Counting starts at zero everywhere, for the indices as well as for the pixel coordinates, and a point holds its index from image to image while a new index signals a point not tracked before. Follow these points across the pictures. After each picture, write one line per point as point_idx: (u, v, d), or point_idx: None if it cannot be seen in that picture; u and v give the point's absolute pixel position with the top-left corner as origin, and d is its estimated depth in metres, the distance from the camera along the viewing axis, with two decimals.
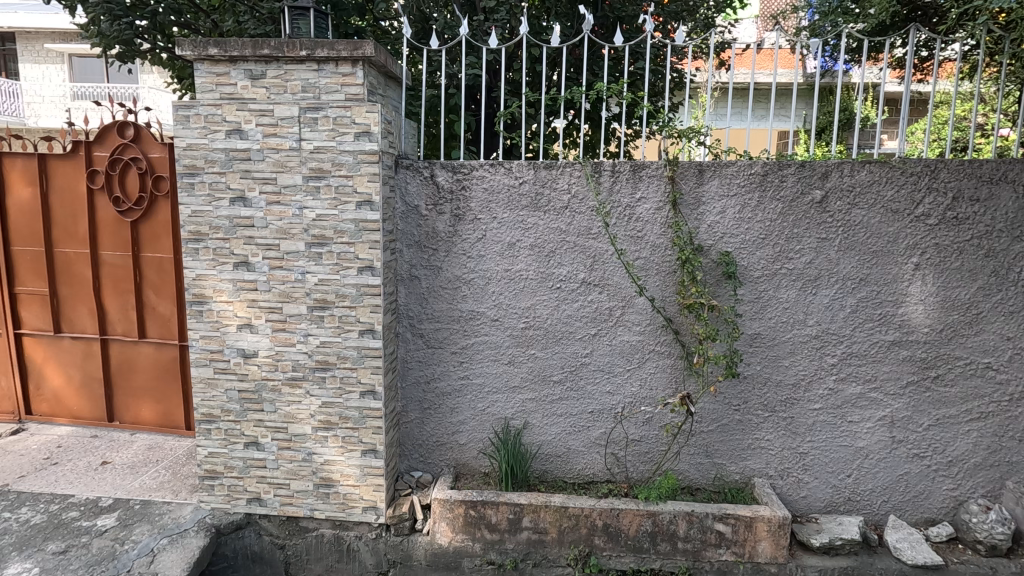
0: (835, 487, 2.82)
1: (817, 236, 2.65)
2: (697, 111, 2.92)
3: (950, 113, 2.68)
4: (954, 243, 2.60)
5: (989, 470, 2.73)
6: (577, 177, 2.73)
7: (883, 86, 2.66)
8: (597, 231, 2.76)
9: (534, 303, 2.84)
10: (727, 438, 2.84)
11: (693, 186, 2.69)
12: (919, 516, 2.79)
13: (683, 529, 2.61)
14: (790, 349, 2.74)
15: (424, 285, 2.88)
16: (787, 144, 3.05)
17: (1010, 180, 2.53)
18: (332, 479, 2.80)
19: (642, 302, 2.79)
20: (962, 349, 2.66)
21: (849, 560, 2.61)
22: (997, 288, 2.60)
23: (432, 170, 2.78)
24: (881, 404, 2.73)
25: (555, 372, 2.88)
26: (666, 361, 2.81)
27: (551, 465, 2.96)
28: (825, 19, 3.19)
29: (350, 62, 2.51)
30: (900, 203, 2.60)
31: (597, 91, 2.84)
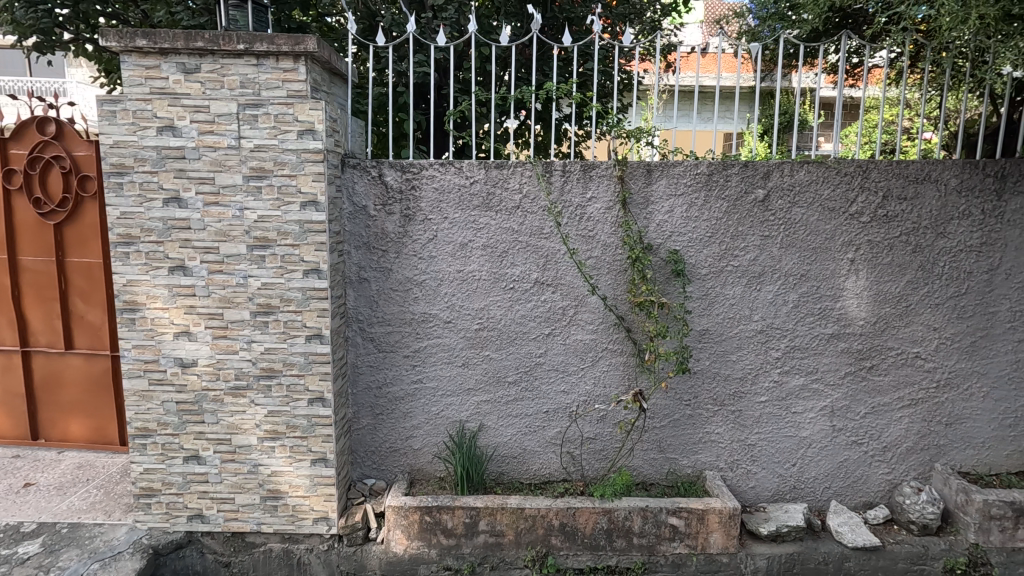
0: (782, 477, 2.91)
1: (760, 234, 2.74)
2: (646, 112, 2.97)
3: (878, 116, 2.86)
4: (885, 239, 2.73)
5: (919, 454, 2.89)
6: (528, 177, 2.73)
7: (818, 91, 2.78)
8: (549, 231, 2.76)
9: (487, 304, 2.81)
10: (679, 433, 2.89)
11: (642, 186, 2.73)
12: (859, 500, 2.92)
13: (638, 524, 2.64)
14: (736, 344, 2.82)
15: (374, 288, 2.80)
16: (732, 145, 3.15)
17: (933, 180, 2.69)
18: (280, 491, 2.69)
19: (595, 301, 2.81)
20: (894, 340, 2.80)
21: (795, 546, 2.70)
22: (924, 282, 2.76)
23: (380, 169, 2.71)
24: (822, 394, 2.84)
25: (509, 373, 2.86)
26: (619, 359, 2.84)
27: (507, 466, 2.94)
28: (763, 25, 3.31)
29: (292, 57, 2.41)
30: (836, 202, 2.71)
31: (547, 91, 2.84)
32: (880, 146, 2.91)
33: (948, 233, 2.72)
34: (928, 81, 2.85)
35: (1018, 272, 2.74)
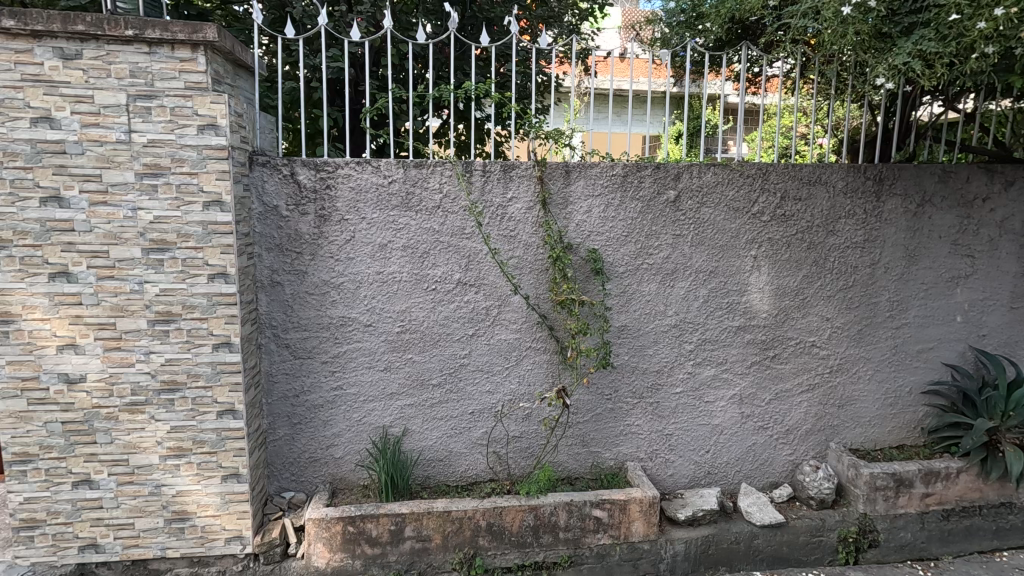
0: (697, 463, 3.07)
1: (672, 233, 2.87)
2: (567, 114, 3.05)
3: (776, 124, 3.11)
4: (784, 237, 2.94)
5: (817, 435, 3.14)
6: (448, 177, 2.70)
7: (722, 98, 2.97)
8: (470, 231, 2.74)
9: (409, 306, 2.76)
10: (601, 427, 2.97)
11: (561, 186, 2.78)
12: (765, 481, 3.13)
13: (563, 519, 2.69)
14: (653, 338, 2.93)
15: (288, 291, 2.67)
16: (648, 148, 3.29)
17: (824, 182, 2.92)
18: (186, 511, 2.50)
19: (517, 301, 2.83)
20: (793, 330, 3.02)
21: (709, 528, 2.84)
22: (818, 276, 2.99)
23: (291, 167, 2.59)
24: (731, 383, 3.02)
25: (433, 376, 2.83)
26: (542, 357, 2.88)
27: (433, 470, 2.90)
28: (673, 33, 3.47)
29: (189, 46, 2.25)
30: (740, 202, 2.89)
31: (466, 90, 2.82)
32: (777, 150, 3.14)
33: (837, 230, 2.97)
34: (818, 90, 3.10)
35: (895, 266, 3.04)
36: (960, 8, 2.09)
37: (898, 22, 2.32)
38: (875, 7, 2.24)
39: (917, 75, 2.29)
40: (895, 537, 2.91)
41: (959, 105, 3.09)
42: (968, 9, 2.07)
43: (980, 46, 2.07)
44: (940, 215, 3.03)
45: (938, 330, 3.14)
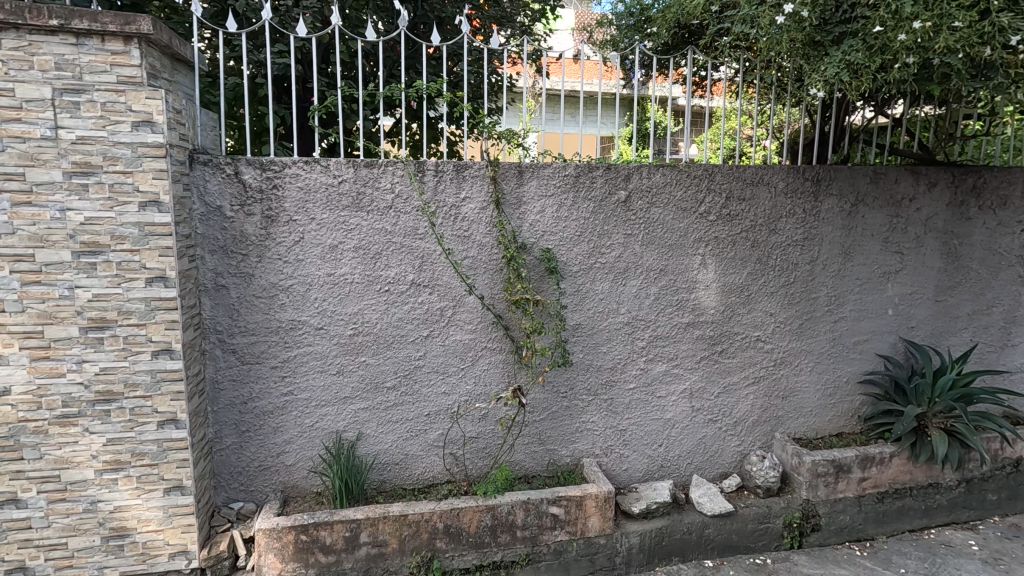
0: (650, 457, 3.14)
1: (624, 233, 2.93)
2: (525, 115, 3.08)
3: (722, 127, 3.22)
4: (729, 236, 3.05)
5: (763, 425, 3.27)
6: (400, 176, 2.66)
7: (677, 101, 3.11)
8: (423, 231, 2.72)
9: (362, 308, 2.71)
10: (557, 425, 3.00)
11: (514, 186, 2.79)
12: (716, 472, 3.24)
13: (521, 517, 2.70)
14: (606, 335, 2.98)
15: (234, 295, 2.58)
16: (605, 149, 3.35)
17: (766, 183, 3.04)
18: (126, 527, 2.38)
19: (472, 301, 2.82)
20: (739, 325, 3.13)
21: (663, 520, 2.92)
22: (762, 273, 3.11)
23: (235, 166, 2.50)
24: (682, 378, 3.11)
25: (387, 379, 2.79)
26: (498, 357, 2.88)
27: (389, 473, 2.86)
28: (623, 35, 3.54)
29: (121, 39, 2.14)
30: (688, 203, 2.97)
31: (417, 89, 2.79)
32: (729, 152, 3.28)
33: (779, 229, 3.10)
34: (760, 94, 3.22)
35: (832, 263, 3.19)
36: (882, 21, 2.21)
37: (829, 31, 2.41)
38: (806, 17, 2.36)
39: (845, 83, 2.41)
40: (836, 520, 3.06)
41: (888, 110, 3.28)
42: (890, 22, 2.19)
43: (902, 56, 2.18)
44: (872, 214, 3.20)
45: (871, 323, 3.33)
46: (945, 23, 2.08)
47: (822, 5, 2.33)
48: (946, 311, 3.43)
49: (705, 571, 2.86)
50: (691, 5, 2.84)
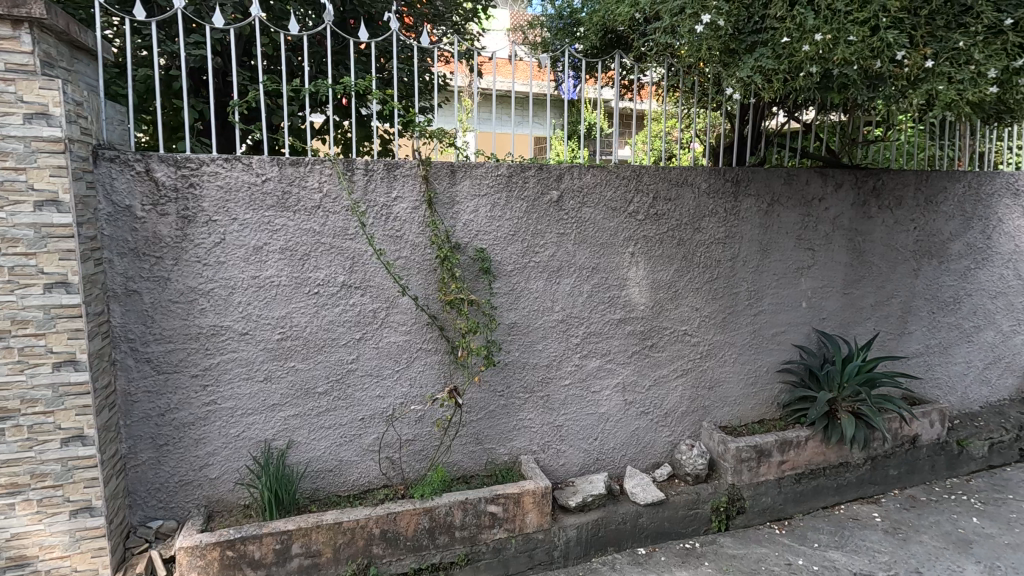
0: (586, 451, 3.21)
1: (557, 232, 2.98)
2: (464, 114, 3.09)
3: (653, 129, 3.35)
4: (657, 234, 3.16)
5: (691, 415, 3.41)
6: (328, 175, 2.59)
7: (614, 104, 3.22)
8: (354, 231, 2.66)
9: (289, 312, 2.61)
10: (494, 424, 3.02)
11: (447, 185, 2.78)
12: (648, 462, 3.35)
13: (459, 518, 2.69)
14: (542, 333, 3.02)
15: (147, 301, 2.42)
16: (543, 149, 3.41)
17: (690, 184, 3.18)
18: (26, 556, 2.18)
19: (406, 302, 2.78)
20: (668, 320, 3.26)
21: (599, 512, 2.99)
22: (688, 270, 3.25)
23: (146, 163, 2.34)
24: (615, 372, 3.20)
25: (319, 384, 2.70)
26: (433, 358, 2.86)
27: (322, 481, 2.77)
28: (555, 38, 3.59)
29: (10, 23, 1.96)
30: (617, 203, 3.06)
31: (345, 86, 2.72)
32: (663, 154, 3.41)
33: (703, 228, 3.25)
34: (683, 99, 3.37)
35: (751, 259, 3.38)
36: (789, 32, 2.36)
37: (742, 40, 2.55)
38: (722, 27, 2.48)
39: (758, 88, 2.56)
40: (758, 502, 3.25)
41: (798, 115, 3.56)
42: (795, 33, 2.34)
43: (807, 66, 2.33)
44: (786, 214, 3.42)
45: (788, 315, 3.55)
46: (841, 37, 2.24)
47: (736, 15, 2.47)
48: (852, 303, 3.71)
49: (639, 559, 2.95)
50: (617, 12, 2.92)
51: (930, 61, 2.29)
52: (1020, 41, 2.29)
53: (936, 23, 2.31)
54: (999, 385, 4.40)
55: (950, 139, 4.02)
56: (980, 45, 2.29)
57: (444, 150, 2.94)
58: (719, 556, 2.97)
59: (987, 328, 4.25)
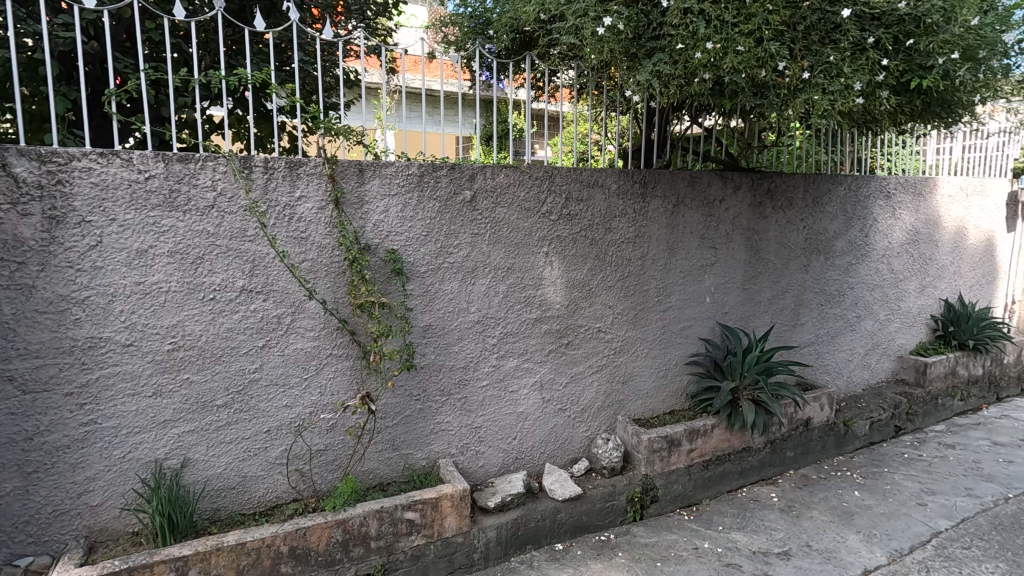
0: (505, 451, 3.22)
1: (471, 232, 2.96)
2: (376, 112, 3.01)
3: (573, 130, 3.42)
4: (570, 234, 3.22)
5: (607, 410, 3.51)
6: (222, 173, 2.42)
7: (528, 104, 3.25)
8: (253, 233, 2.50)
9: (181, 320, 2.42)
10: (411, 428, 2.96)
11: (355, 185, 2.68)
12: (566, 458, 3.41)
13: (374, 528, 2.61)
14: (458, 335, 2.99)
15: (7, 312, 2.14)
16: (460, 148, 3.38)
17: (601, 185, 3.27)
18: None
19: (313, 306, 2.66)
20: (583, 319, 3.33)
21: (518, 510, 3.00)
22: (601, 269, 3.34)
23: (2, 156, 2.08)
24: (532, 371, 3.23)
25: (217, 397, 2.52)
26: (345, 363, 2.76)
27: (224, 500, 2.58)
28: (467, 36, 3.58)
29: None
30: (531, 203, 3.09)
31: (239, 78, 2.55)
32: (578, 155, 3.49)
33: (613, 228, 3.35)
34: (593, 102, 3.45)
35: (660, 258, 3.53)
36: (683, 39, 2.49)
37: (642, 45, 2.66)
38: (621, 31, 2.58)
39: (657, 92, 2.67)
40: (670, 490, 3.39)
41: (700, 120, 3.75)
42: (689, 41, 2.47)
43: (701, 72, 2.47)
44: (691, 214, 3.59)
45: (694, 310, 3.74)
46: (730, 46, 2.39)
47: (635, 20, 2.60)
48: (751, 297, 3.97)
49: (557, 554, 2.99)
50: (523, 12, 2.93)
51: (806, 73, 2.49)
52: (880, 58, 2.54)
53: (812, 37, 2.50)
54: (878, 369, 4.87)
55: (833, 146, 4.38)
56: (849, 60, 2.51)
57: (351, 150, 2.88)
58: (633, 546, 3.07)
59: (867, 317, 4.69)
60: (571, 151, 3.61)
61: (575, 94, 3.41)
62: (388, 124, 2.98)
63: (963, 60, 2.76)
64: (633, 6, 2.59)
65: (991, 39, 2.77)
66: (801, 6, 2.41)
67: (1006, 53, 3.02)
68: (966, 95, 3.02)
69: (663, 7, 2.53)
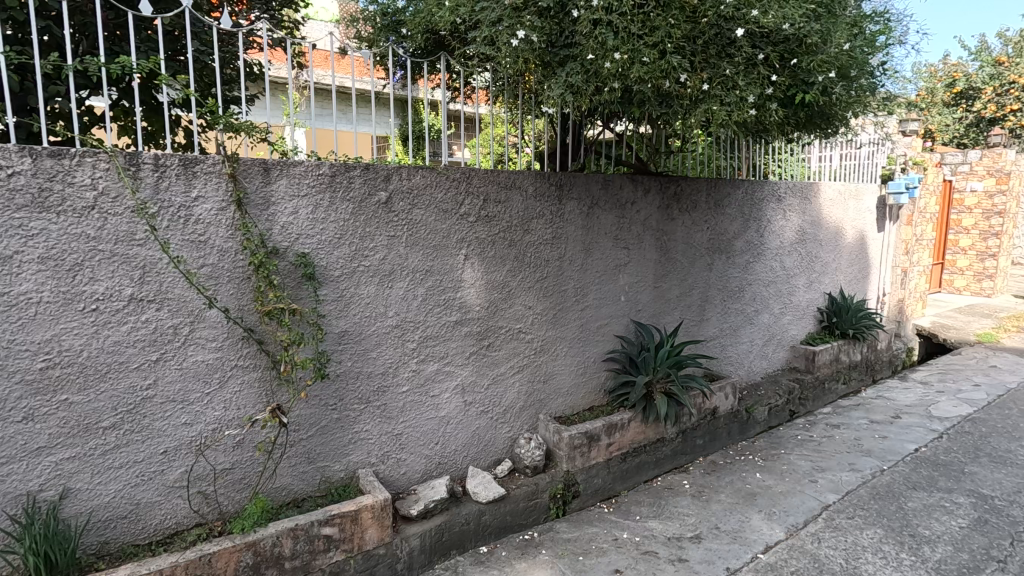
0: (428, 457, 3.16)
1: (387, 235, 2.88)
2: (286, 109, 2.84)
3: (490, 132, 3.42)
4: (489, 236, 3.23)
5: (528, 410, 3.54)
6: (104, 170, 2.19)
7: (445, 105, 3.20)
8: (143, 236, 2.29)
9: (57, 333, 2.16)
10: (328, 440, 2.83)
11: (260, 185, 2.52)
12: (490, 459, 3.41)
13: (288, 547, 2.46)
14: (376, 341, 2.90)
15: None
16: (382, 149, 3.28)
17: (518, 187, 3.30)
18: None
19: (215, 315, 2.47)
20: (503, 320, 3.35)
21: (442, 516, 2.95)
22: (520, 270, 3.38)
23: None
24: (453, 374, 3.19)
25: (103, 418, 2.28)
26: (252, 375, 2.59)
27: (114, 531, 2.34)
28: (380, 33, 3.49)
29: None
30: (448, 204, 3.06)
31: (122, 65, 2.31)
32: (497, 156, 3.51)
33: (531, 229, 3.39)
34: (509, 104, 3.46)
35: (576, 258, 3.62)
36: (593, 50, 2.57)
37: (556, 52, 2.73)
38: (535, 41, 2.64)
39: (571, 100, 2.75)
40: (591, 484, 3.49)
41: (612, 125, 3.87)
42: (599, 51, 2.56)
43: (611, 80, 2.58)
44: (605, 215, 3.72)
45: (609, 309, 3.87)
46: (636, 57, 2.50)
47: (547, 29, 2.65)
48: (662, 294, 4.17)
49: (481, 557, 2.98)
50: (437, 14, 2.89)
51: (705, 84, 2.65)
52: (769, 73, 2.75)
53: (710, 51, 2.65)
54: (774, 358, 5.29)
55: (732, 153, 4.69)
56: (743, 73, 2.69)
57: (254, 147, 2.70)
58: (556, 542, 3.12)
59: (763, 311, 5.07)
60: (488, 153, 3.61)
61: (491, 96, 3.40)
62: (296, 120, 2.84)
63: (838, 78, 3.06)
64: (545, 15, 2.64)
65: (860, 60, 3.09)
66: (699, 21, 2.55)
67: (872, 73, 3.38)
68: (842, 109, 3.35)
69: (574, 16, 2.59)
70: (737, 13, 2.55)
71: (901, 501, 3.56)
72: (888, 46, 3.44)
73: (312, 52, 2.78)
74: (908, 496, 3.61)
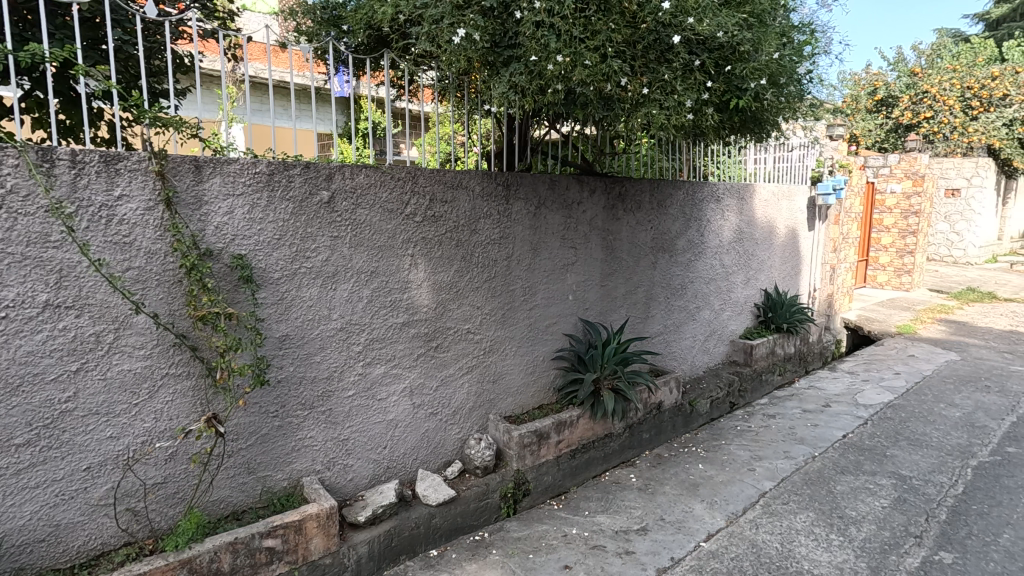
0: (376, 461, 3.10)
1: (330, 235, 2.80)
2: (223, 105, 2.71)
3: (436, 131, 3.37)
4: (435, 236, 3.19)
5: (478, 410, 3.54)
6: (13, 166, 2.02)
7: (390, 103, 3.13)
8: (59, 238, 2.13)
9: None
10: (269, 448, 2.72)
11: (191, 183, 2.40)
12: (439, 461, 3.38)
13: (227, 562, 2.35)
14: (319, 344, 2.82)
15: None
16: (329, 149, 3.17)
17: (464, 186, 3.28)
18: None
19: (142, 320, 2.33)
20: (451, 320, 3.32)
21: (391, 521, 2.90)
22: (468, 270, 3.36)
23: None
24: (401, 377, 3.14)
25: (16, 435, 2.10)
26: (185, 384, 2.46)
27: (30, 556, 2.18)
28: (319, 28, 3.38)
29: None
30: (393, 204, 3.00)
31: (35, 54, 2.13)
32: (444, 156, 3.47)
33: (478, 229, 3.38)
34: (455, 103, 3.43)
35: (524, 258, 3.64)
36: (536, 52, 2.58)
37: (499, 53, 2.73)
38: (478, 41, 2.62)
39: (515, 101, 2.76)
40: (540, 482, 3.51)
41: (557, 126, 3.91)
42: (542, 53, 2.58)
43: (554, 82, 2.60)
44: (551, 215, 3.75)
45: (557, 307, 3.91)
46: (578, 61, 2.54)
47: (491, 29, 2.64)
48: (608, 293, 4.25)
49: (431, 561, 2.95)
50: (378, 10, 2.83)
51: (645, 89, 2.72)
52: (704, 79, 2.85)
53: (649, 56, 2.72)
54: (715, 352, 5.49)
55: (673, 154, 4.83)
56: (680, 79, 2.77)
57: (185, 143, 2.56)
58: (507, 541, 3.12)
59: (704, 307, 5.26)
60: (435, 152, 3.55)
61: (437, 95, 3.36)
62: (231, 116, 2.71)
63: (769, 84, 3.22)
64: (488, 15, 2.62)
65: (789, 68, 3.25)
66: (639, 26, 2.61)
67: (800, 81, 3.56)
68: (773, 114, 3.52)
69: (517, 17, 2.59)
70: (674, 20, 2.62)
71: (830, 485, 3.78)
72: (814, 56, 3.63)
73: (247, 45, 2.66)
74: (837, 480, 3.84)
